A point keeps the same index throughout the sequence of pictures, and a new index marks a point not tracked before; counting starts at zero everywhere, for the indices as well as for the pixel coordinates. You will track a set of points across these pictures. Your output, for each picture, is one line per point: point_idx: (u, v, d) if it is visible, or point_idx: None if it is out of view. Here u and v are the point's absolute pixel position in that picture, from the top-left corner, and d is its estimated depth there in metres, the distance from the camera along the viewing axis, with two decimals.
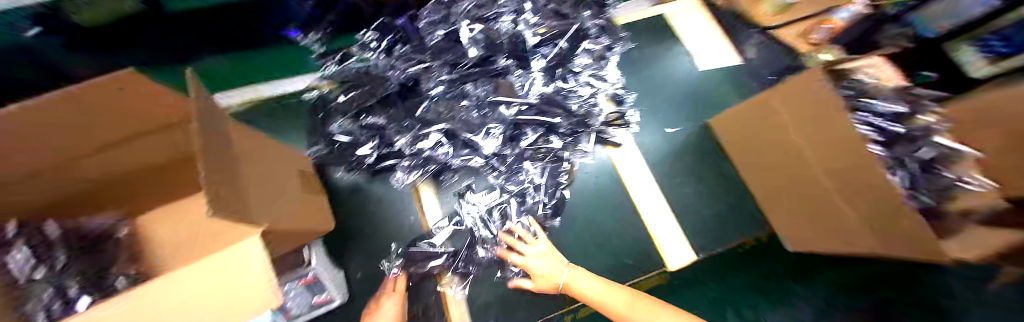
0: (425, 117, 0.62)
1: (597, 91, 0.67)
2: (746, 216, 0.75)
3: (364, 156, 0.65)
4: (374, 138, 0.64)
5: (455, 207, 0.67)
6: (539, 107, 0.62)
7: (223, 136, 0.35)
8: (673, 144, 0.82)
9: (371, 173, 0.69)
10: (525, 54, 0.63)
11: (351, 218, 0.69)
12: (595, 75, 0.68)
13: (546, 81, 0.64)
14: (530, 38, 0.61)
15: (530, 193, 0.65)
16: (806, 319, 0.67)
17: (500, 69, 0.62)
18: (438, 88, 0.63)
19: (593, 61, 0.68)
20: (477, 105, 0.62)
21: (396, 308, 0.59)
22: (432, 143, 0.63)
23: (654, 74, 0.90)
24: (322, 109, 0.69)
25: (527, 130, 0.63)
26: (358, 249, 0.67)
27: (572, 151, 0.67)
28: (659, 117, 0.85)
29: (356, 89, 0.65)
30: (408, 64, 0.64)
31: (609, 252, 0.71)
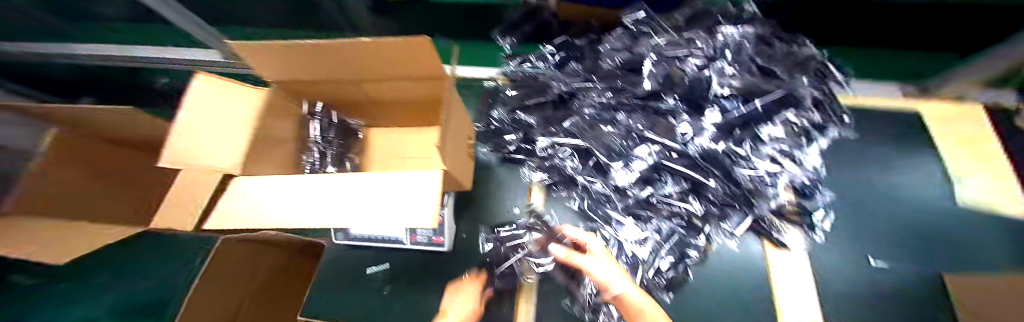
0: (571, 130, 0.66)
1: (780, 171, 0.54)
2: None
3: (508, 142, 0.75)
4: (520, 132, 0.73)
5: (558, 215, 0.69)
6: (696, 164, 0.56)
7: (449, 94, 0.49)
8: (890, 285, 0.54)
9: (502, 159, 0.77)
10: (701, 102, 0.57)
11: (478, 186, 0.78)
12: (785, 152, 0.55)
13: (716, 138, 0.55)
14: (718, 88, 0.55)
15: (646, 247, 0.57)
16: None
17: (667, 110, 0.59)
18: (594, 109, 0.65)
19: (794, 140, 0.55)
20: (624, 135, 0.60)
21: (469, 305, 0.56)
22: (564, 154, 0.66)
23: (877, 179, 0.66)
24: (493, 96, 0.84)
25: (667, 178, 0.58)
26: (467, 214, 0.74)
27: (712, 221, 0.57)
28: (868, 235, 0.59)
29: (525, 89, 0.77)
30: (576, 80, 0.70)
31: None
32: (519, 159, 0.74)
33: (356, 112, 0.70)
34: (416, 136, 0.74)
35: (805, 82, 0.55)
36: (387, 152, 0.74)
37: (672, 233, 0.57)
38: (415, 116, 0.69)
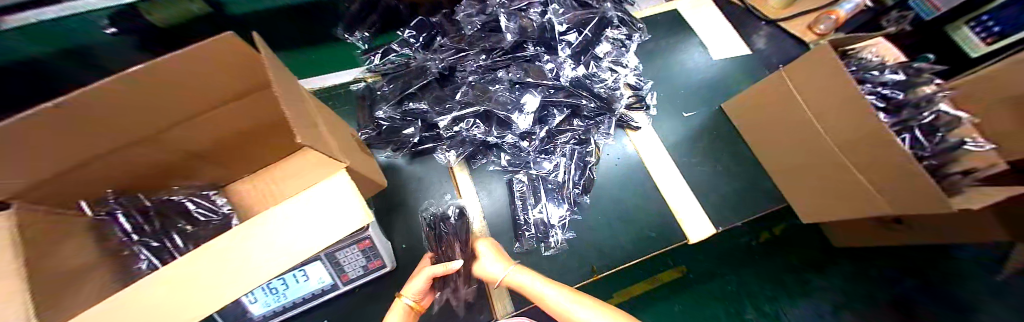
0: (464, 100, 0.68)
1: (617, 75, 0.76)
2: (762, 196, 0.79)
3: (409, 135, 0.71)
4: (416, 120, 0.70)
5: (489, 176, 0.76)
6: (571, 90, 0.70)
7: (304, 103, 0.42)
8: (688, 127, 0.87)
9: (413, 155, 0.74)
10: (552, 41, 0.70)
11: (395, 191, 0.73)
12: (616, 61, 0.77)
13: (574, 65, 0.71)
14: (558, 26, 0.70)
15: (577, 175, 0.73)
16: (777, 299, 0.96)
17: (535, 54, 0.70)
18: (478, 72, 0.70)
19: (616, 49, 0.77)
20: (510, 88, 0.68)
21: (424, 280, 0.55)
22: (467, 125, 0.69)
23: (670, 63, 0.95)
24: (369, 95, 0.77)
25: (554, 110, 0.71)
26: (398, 220, 0.71)
27: (597, 131, 0.76)
28: (673, 102, 0.90)
29: (404, 75, 0.74)
30: (450, 53, 0.72)
31: (635, 224, 0.74)
32: (430, 148, 0.73)
33: (176, 180, 0.54)
34: (282, 171, 0.61)
35: (610, 7, 0.76)
36: (245, 198, 0.61)
37: (587, 150, 0.74)
38: (261, 145, 0.57)
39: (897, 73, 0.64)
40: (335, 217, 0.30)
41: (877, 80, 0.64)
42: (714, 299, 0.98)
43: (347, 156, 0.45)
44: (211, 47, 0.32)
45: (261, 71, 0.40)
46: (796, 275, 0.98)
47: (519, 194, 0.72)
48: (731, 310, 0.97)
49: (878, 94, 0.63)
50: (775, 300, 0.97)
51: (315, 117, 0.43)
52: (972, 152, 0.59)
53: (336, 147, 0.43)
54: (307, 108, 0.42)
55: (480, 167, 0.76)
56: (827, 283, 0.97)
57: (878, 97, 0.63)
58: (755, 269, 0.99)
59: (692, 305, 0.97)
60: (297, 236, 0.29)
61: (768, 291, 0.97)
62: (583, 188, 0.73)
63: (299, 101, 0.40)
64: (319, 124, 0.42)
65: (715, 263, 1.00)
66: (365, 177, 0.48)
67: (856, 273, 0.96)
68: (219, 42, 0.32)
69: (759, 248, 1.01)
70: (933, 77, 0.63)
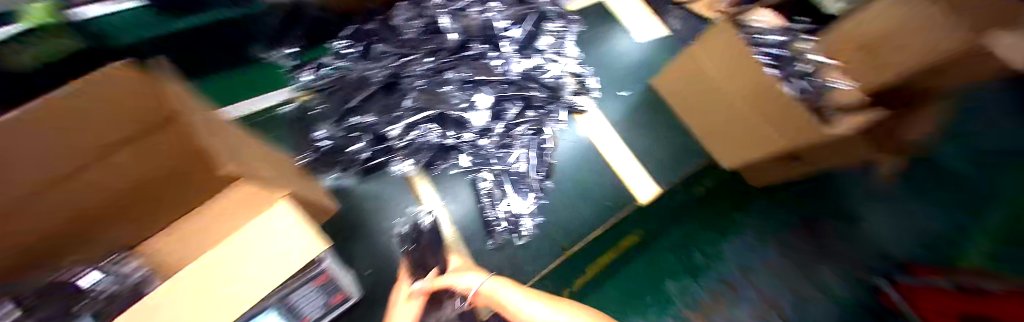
0: (414, 106, 0.66)
1: (560, 64, 0.81)
2: (693, 155, 0.92)
3: (359, 151, 0.66)
4: (366, 133, 0.66)
5: (451, 180, 0.77)
6: (519, 84, 0.73)
7: (226, 133, 0.37)
8: (627, 105, 0.96)
9: (366, 173, 0.70)
10: (495, 38, 0.72)
11: (353, 214, 0.70)
12: (558, 52, 0.81)
13: (520, 59, 0.74)
14: (499, 23, 0.72)
15: (538, 163, 0.77)
16: None
17: (481, 52, 0.71)
18: (426, 76, 0.68)
19: (556, 40, 0.81)
20: (461, 88, 0.68)
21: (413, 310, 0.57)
22: (422, 131, 0.67)
23: (604, 49, 1.03)
24: (305, 114, 0.70)
25: (508, 105, 0.72)
26: (361, 241, 0.68)
27: (551, 119, 0.79)
28: (611, 84, 0.99)
29: (344, 89, 0.70)
30: (392, 60, 0.69)
31: (593, 200, 0.81)
32: (385, 161, 0.70)
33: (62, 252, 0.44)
34: None
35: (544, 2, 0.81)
36: None
37: (543, 139, 0.78)
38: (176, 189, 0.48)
39: (780, 36, 0.80)
40: (283, 248, 0.28)
41: (763, 44, 0.79)
42: (669, 251, 1.12)
43: (290, 184, 0.41)
44: (108, 80, 0.27)
45: (163, 100, 0.34)
46: None
47: (484, 191, 0.74)
48: (679, 256, 0.99)
49: (769, 54, 0.79)
50: (715, 242, 1.00)
51: (240, 148, 0.38)
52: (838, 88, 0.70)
53: (275, 176, 0.39)
54: (228, 138, 0.37)
55: (442, 172, 0.75)
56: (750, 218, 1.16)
57: (769, 57, 0.79)
58: (697, 219, 1.15)
59: None
60: (241, 280, 0.26)
61: (707, 232, 1.01)
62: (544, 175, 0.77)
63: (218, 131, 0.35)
64: (249, 155, 0.38)
65: (659, 220, 1.05)
66: (317, 206, 0.45)
67: (774, 206, 1.09)
68: (118, 70, 0.27)
69: (696, 198, 1.04)
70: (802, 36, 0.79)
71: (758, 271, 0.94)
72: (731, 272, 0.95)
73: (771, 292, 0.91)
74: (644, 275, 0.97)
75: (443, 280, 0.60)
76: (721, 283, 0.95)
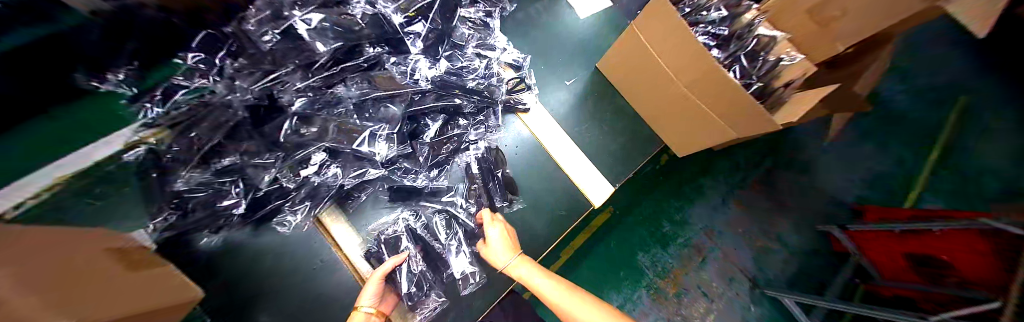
0: (297, 140, 0.52)
1: (486, 60, 0.69)
2: (646, 143, 0.87)
3: (230, 207, 0.53)
4: (239, 181, 0.53)
5: (373, 211, 0.66)
6: (437, 93, 0.60)
7: None
8: (573, 95, 0.87)
9: (252, 226, 0.58)
10: (396, 38, 0.56)
11: (244, 279, 0.59)
12: (481, 45, 0.70)
13: (432, 63, 0.61)
14: (394, 17, 0.55)
15: (474, 179, 0.69)
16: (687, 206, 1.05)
17: (378, 57, 0.57)
18: (312, 94, 0.53)
19: (477, 31, 0.70)
20: (359, 108, 0.55)
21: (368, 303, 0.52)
22: (318, 168, 0.55)
23: (542, 34, 0.90)
24: (154, 165, 0.54)
25: (426, 120, 0.62)
26: (271, 301, 0.59)
27: (484, 128, 0.69)
28: (555, 72, 0.88)
29: (198, 123, 0.53)
30: (253, 78, 0.52)
31: (545, 211, 0.76)
32: (276, 208, 0.57)
33: None
34: None
35: None
36: None
37: (483, 153, 0.70)
38: None
39: (722, 10, 0.70)
40: None
41: (705, 20, 0.71)
42: (636, 227, 1.03)
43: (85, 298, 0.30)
44: None
45: None
46: (696, 180, 1.06)
47: (412, 222, 0.65)
48: (651, 229, 1.03)
49: (709, 33, 0.71)
50: (680, 211, 1.05)
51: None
52: (787, 67, 0.67)
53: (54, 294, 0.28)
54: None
55: (359, 204, 0.65)
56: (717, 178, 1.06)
57: (710, 36, 0.71)
58: (662, 190, 1.05)
59: (621, 240, 1.02)
60: None
61: (675, 204, 1.05)
62: (475, 200, 0.68)
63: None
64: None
65: (633, 193, 1.04)
66: (145, 304, 0.35)
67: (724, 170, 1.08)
68: None
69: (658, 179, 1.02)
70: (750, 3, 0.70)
71: (720, 228, 1.06)
72: (696, 237, 1.04)
73: (732, 249, 1.05)
74: (620, 249, 1.01)
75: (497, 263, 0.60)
76: (687, 249, 1.04)
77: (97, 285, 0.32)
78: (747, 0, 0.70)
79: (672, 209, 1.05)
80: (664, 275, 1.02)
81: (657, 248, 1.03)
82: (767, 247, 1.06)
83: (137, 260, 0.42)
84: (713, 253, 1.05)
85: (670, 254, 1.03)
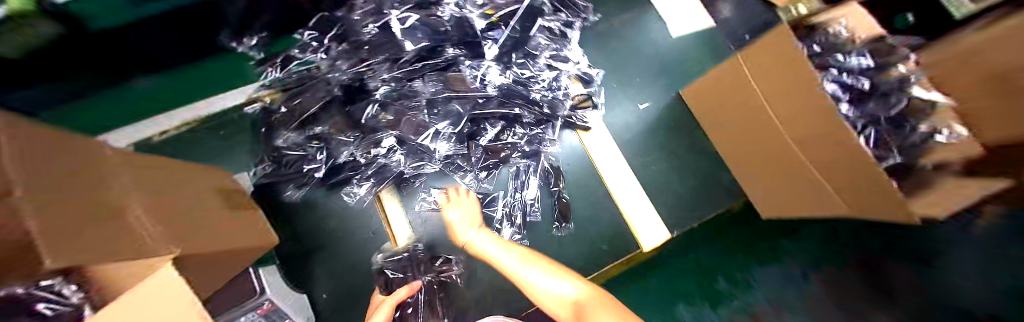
0: (374, 124, 0.57)
1: (557, 73, 0.67)
2: (719, 191, 0.76)
3: (313, 170, 0.60)
4: (320, 152, 0.59)
5: (420, 199, 0.70)
6: (503, 102, 0.60)
7: (124, 188, 0.32)
8: (643, 122, 0.79)
9: (327, 187, 0.65)
10: (474, 41, 0.57)
11: (314, 233, 0.67)
12: (555, 55, 0.68)
13: (503, 71, 0.61)
14: (478, 22, 0.56)
15: (517, 187, 0.70)
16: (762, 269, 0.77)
17: (453, 58, 0.58)
18: (393, 83, 0.57)
19: (557, 40, 0.68)
20: (429, 104, 0.58)
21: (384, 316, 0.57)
22: (385, 151, 0.60)
23: (622, 50, 0.83)
24: (265, 122, 0.64)
25: (486, 124, 0.62)
26: (325, 256, 0.67)
27: (543, 141, 0.67)
28: (628, 93, 0.81)
29: (299, 93, 0.60)
30: (348, 63, 0.58)
31: (586, 239, 0.72)
32: (342, 179, 0.64)
33: None
34: None
35: None
36: None
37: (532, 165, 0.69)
38: None
39: (866, 57, 0.56)
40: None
41: (841, 66, 0.57)
42: (685, 275, 0.83)
43: (202, 235, 0.37)
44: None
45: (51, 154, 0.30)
46: (782, 239, 0.78)
47: None
48: (701, 281, 0.81)
49: (840, 83, 0.58)
50: (745, 270, 0.78)
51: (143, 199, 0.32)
52: None
53: (183, 230, 0.34)
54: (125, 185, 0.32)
55: (410, 188, 0.69)
56: (815, 244, 0.75)
57: (839, 87, 0.58)
58: (728, 240, 0.84)
59: (666, 285, 0.84)
60: None
61: (741, 262, 0.79)
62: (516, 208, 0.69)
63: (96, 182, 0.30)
64: (153, 205, 0.33)
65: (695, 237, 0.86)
66: (236, 246, 0.42)
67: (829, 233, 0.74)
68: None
69: (724, 221, 0.85)
70: (909, 51, 0.54)
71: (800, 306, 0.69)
72: (759, 305, 0.72)
73: None
74: (657, 293, 0.84)
75: (461, 231, 0.63)
76: (744, 318, 0.71)
77: (208, 226, 0.39)
78: (906, 47, 0.55)
79: (734, 263, 0.80)
80: None
81: (704, 309, 0.77)
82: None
83: (238, 203, 0.51)
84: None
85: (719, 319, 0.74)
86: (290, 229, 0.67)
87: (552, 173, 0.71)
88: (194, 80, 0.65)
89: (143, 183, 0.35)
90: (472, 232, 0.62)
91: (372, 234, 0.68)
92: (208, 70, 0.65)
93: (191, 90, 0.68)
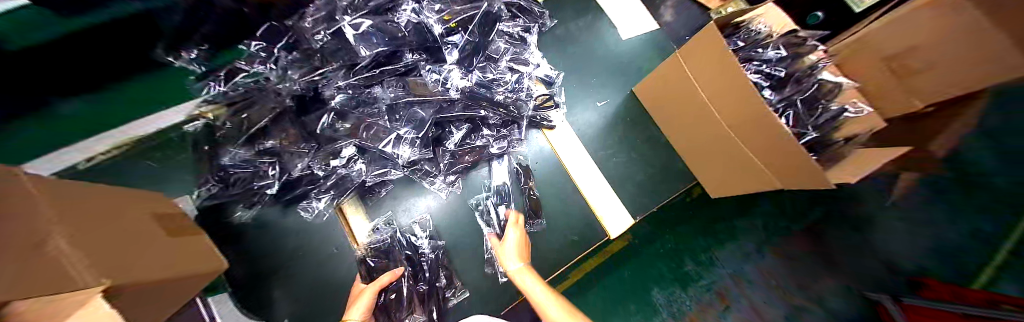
0: (331, 133, 0.56)
1: (517, 74, 0.70)
2: (675, 177, 0.82)
3: (265, 187, 0.56)
4: (273, 166, 0.56)
5: (387, 209, 0.67)
6: (465, 104, 0.61)
7: (33, 214, 0.28)
8: (603, 117, 0.84)
9: (282, 204, 0.62)
10: (435, 46, 0.59)
11: (269, 255, 0.63)
12: (515, 58, 0.71)
13: (465, 74, 0.62)
14: (436, 27, 0.58)
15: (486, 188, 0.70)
16: (726, 248, 0.89)
17: (413, 63, 0.59)
18: (351, 91, 0.56)
19: (515, 43, 0.71)
20: (390, 110, 0.58)
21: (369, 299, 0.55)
22: (345, 161, 0.58)
23: (579, 51, 0.88)
24: (209, 138, 0.59)
25: (451, 127, 0.63)
26: (284, 280, 0.62)
27: (509, 140, 0.69)
28: (588, 92, 0.85)
29: (245, 106, 0.57)
30: (302, 72, 0.56)
31: (559, 233, 0.74)
32: (300, 194, 0.61)
33: None
34: None
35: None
36: None
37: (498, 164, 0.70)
38: None
39: (780, 49, 0.65)
40: None
41: (761, 58, 0.65)
42: (655, 260, 0.89)
43: (135, 262, 0.33)
44: None
45: None
46: (741, 219, 0.90)
47: (422, 226, 0.67)
48: (671, 265, 0.89)
49: (761, 72, 0.65)
50: (709, 251, 0.89)
51: (58, 226, 0.29)
52: (851, 120, 0.62)
53: (111, 257, 0.31)
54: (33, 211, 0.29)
55: (376, 199, 0.67)
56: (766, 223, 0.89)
57: (762, 76, 0.65)
58: (693, 224, 0.90)
59: (638, 271, 0.88)
60: None
61: (705, 243, 0.89)
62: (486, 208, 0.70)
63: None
64: (70, 232, 0.30)
65: (658, 222, 0.91)
66: (178, 275, 0.39)
67: (774, 210, 0.89)
68: None
69: (689, 208, 0.91)
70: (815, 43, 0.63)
71: (754, 276, 0.87)
72: (721, 282, 0.87)
73: (763, 303, 0.84)
74: (633, 282, 0.88)
75: (506, 257, 0.62)
76: (710, 295, 0.87)
77: (143, 253, 0.36)
78: (812, 40, 0.64)
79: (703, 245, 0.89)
80: (680, 317, 0.86)
81: (681, 290, 0.88)
82: (807, 307, 0.82)
83: (177, 226, 0.46)
84: (741, 305, 0.85)
85: (689, 297, 0.87)
86: (241, 251, 0.62)
87: (521, 171, 0.73)
88: (128, 99, 0.59)
89: (56, 209, 0.31)
90: (517, 261, 0.61)
91: (337, 250, 0.65)
92: (143, 87, 0.59)
93: (125, 110, 0.61)
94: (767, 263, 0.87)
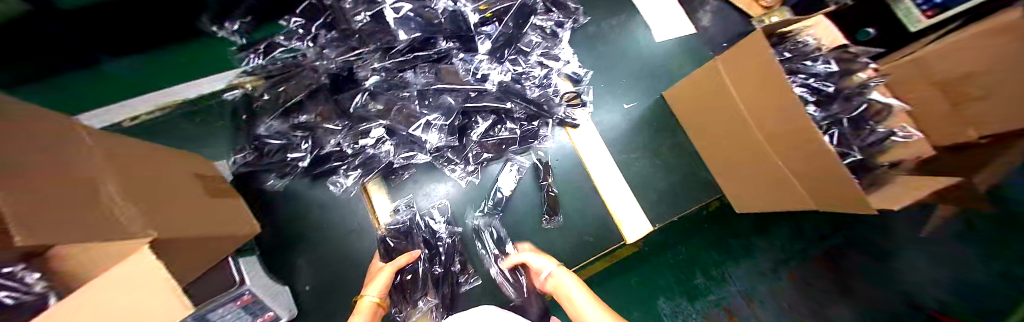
0: (363, 112, 0.57)
1: (547, 69, 0.69)
2: (698, 189, 0.80)
3: (296, 159, 0.59)
4: (306, 140, 0.58)
5: (407, 191, 0.69)
6: (494, 95, 0.61)
7: (96, 168, 0.30)
8: (629, 121, 0.82)
9: (310, 178, 0.64)
10: (468, 35, 0.57)
11: (294, 225, 0.65)
12: (546, 53, 0.70)
13: (496, 65, 0.61)
14: (472, 16, 0.57)
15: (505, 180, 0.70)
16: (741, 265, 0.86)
17: (446, 50, 0.59)
18: (384, 73, 0.57)
19: (548, 38, 0.70)
20: (420, 95, 0.58)
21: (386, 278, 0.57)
22: (373, 140, 0.60)
23: (609, 51, 0.86)
24: (246, 108, 0.61)
25: (477, 117, 0.63)
26: (305, 250, 0.65)
27: (533, 135, 0.69)
28: (615, 93, 0.84)
29: (283, 80, 0.58)
30: (339, 51, 0.57)
31: (573, 233, 0.74)
32: (328, 169, 0.63)
33: None
34: None
35: None
36: None
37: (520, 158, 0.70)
38: None
39: (830, 64, 0.62)
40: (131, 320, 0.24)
41: (808, 72, 0.62)
42: (666, 270, 0.87)
43: (181, 222, 0.35)
44: None
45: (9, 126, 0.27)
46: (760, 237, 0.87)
47: (440, 212, 0.68)
48: (680, 276, 0.87)
49: (808, 86, 0.62)
50: (723, 267, 0.86)
51: (116, 182, 0.30)
52: (898, 144, 0.58)
53: (161, 214, 0.32)
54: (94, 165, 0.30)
55: (398, 181, 0.68)
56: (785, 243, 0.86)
57: (808, 90, 0.62)
58: (709, 237, 0.88)
59: (647, 279, 0.87)
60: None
61: (720, 258, 0.87)
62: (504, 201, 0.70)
63: (57, 156, 0.27)
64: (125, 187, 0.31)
65: (672, 233, 0.89)
66: (216, 237, 0.40)
67: (796, 232, 0.85)
68: None
69: (706, 220, 0.88)
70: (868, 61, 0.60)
71: (768, 297, 0.84)
72: (732, 300, 0.84)
73: None
74: (641, 289, 0.87)
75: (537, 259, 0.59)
76: (719, 311, 0.85)
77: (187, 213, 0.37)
78: (864, 57, 0.60)
79: (716, 259, 0.87)
80: None
81: (689, 302, 0.86)
82: None
83: (217, 190, 0.48)
84: None
85: (697, 311, 0.85)
86: (268, 219, 0.64)
87: (541, 167, 0.73)
88: (172, 62, 0.62)
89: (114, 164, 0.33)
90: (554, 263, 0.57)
91: (358, 226, 0.67)
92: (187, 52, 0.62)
93: (168, 73, 0.63)
94: (785, 286, 0.83)
